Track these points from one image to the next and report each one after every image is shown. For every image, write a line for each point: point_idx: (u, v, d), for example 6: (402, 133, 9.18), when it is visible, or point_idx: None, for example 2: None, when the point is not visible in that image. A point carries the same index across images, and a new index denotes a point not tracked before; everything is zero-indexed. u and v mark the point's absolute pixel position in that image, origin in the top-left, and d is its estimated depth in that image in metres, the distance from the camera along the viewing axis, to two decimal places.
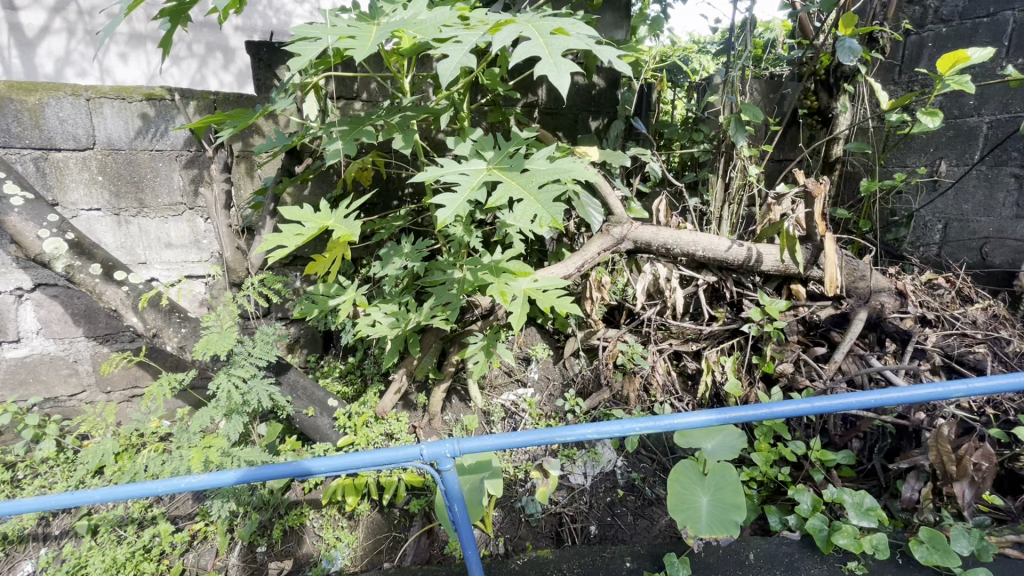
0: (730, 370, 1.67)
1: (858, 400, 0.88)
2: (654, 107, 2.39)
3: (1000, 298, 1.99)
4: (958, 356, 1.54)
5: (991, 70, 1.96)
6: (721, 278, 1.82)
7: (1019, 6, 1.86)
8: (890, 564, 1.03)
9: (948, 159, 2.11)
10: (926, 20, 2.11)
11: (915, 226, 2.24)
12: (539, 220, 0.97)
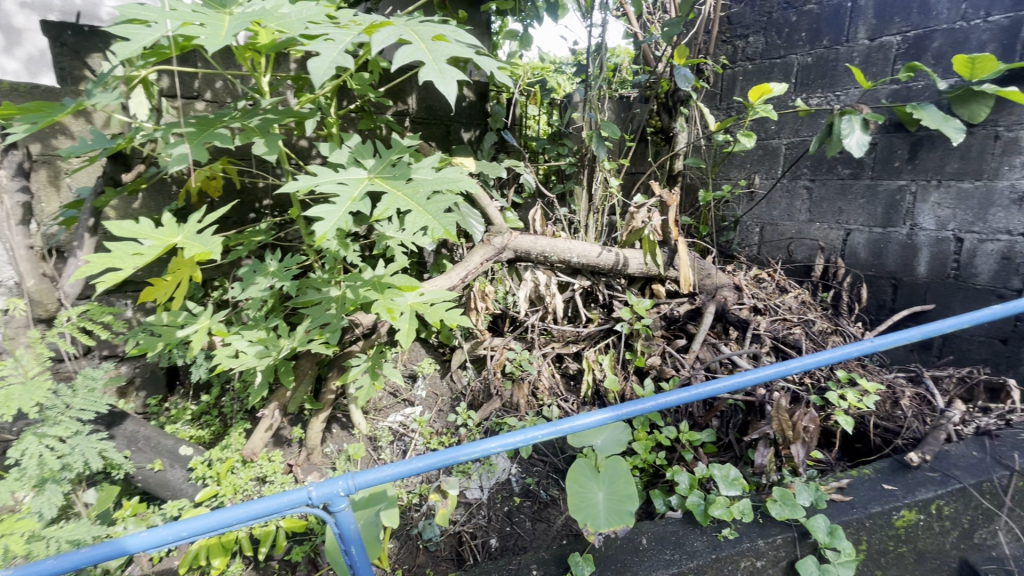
0: (608, 367, 1.78)
1: (722, 384, 0.99)
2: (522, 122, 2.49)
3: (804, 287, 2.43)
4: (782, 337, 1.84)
5: (785, 101, 2.40)
6: (593, 282, 1.95)
7: (800, 52, 2.32)
8: (755, 525, 1.16)
9: (760, 173, 2.54)
10: (737, 57, 2.56)
11: (740, 229, 2.68)
12: (431, 230, 0.93)
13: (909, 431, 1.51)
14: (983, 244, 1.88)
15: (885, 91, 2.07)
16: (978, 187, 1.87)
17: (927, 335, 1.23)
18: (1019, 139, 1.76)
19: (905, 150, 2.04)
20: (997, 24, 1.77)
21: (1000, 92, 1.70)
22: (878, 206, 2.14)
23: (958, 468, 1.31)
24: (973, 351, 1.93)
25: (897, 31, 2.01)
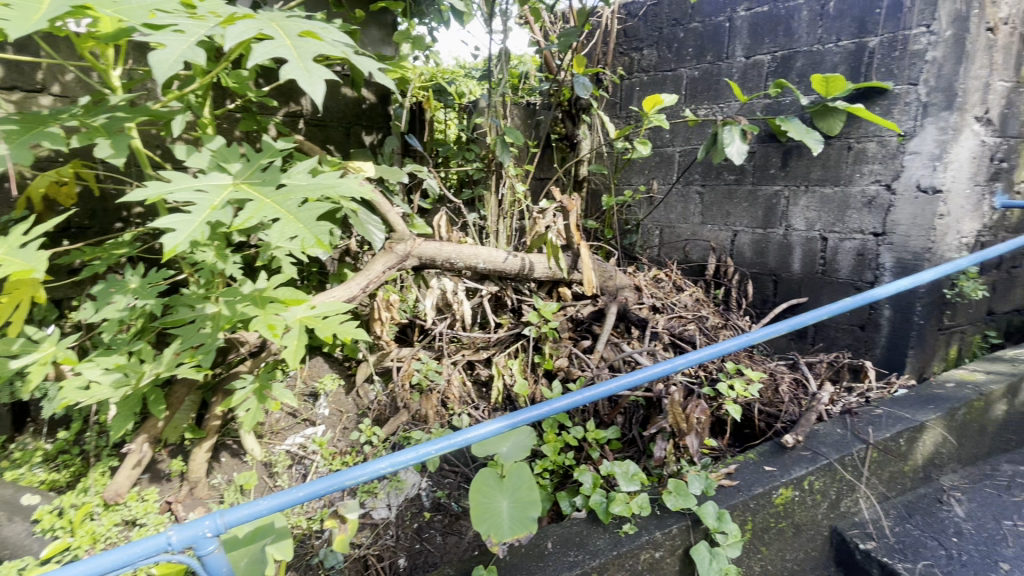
0: (517, 372, 1.78)
1: (611, 385, 1.02)
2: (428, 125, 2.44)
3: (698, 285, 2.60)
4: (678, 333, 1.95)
5: (677, 112, 2.57)
6: (501, 287, 1.95)
7: (688, 66, 2.50)
8: (652, 517, 1.21)
9: (657, 179, 2.70)
10: (633, 69, 2.72)
11: (642, 232, 2.83)
12: (300, 239, 0.88)
13: (786, 414, 1.65)
14: (843, 243, 2.12)
15: (759, 105, 2.28)
16: (837, 191, 2.11)
17: (792, 328, 1.33)
18: (866, 150, 2.01)
19: (778, 159, 2.26)
20: (846, 48, 2.02)
21: (849, 108, 1.95)
22: (759, 209, 2.35)
23: (826, 445, 1.45)
24: (839, 337, 2.17)
25: (768, 51, 2.23)
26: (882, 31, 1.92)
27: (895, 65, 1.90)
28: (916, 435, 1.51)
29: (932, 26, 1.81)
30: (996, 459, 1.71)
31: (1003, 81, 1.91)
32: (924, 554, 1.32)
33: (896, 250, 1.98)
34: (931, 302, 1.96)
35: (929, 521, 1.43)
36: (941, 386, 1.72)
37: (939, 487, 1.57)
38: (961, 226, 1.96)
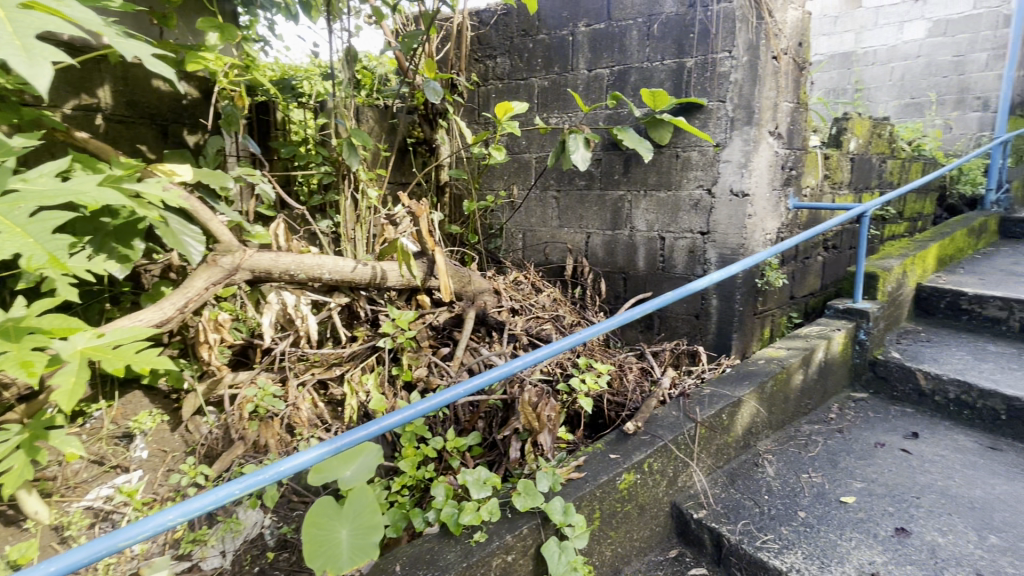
0: (373, 387, 1.69)
1: (443, 396, 0.99)
2: (276, 128, 2.33)
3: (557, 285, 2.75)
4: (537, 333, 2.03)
5: (530, 119, 2.69)
6: (353, 298, 1.86)
7: (539, 76, 2.62)
8: (503, 521, 1.22)
9: (517, 184, 2.80)
10: (488, 76, 2.78)
11: (506, 235, 2.89)
12: (28, 253, 0.95)
13: (632, 402, 1.78)
14: (677, 241, 2.36)
15: (602, 115, 2.46)
16: (669, 196, 2.35)
17: (624, 323, 1.37)
18: (690, 158, 2.26)
19: (621, 165, 2.46)
20: (670, 67, 2.26)
21: (673, 121, 2.20)
22: (607, 212, 2.54)
23: (662, 427, 1.59)
24: (679, 326, 2.42)
25: (607, 65, 2.41)
26: (696, 53, 2.18)
27: (708, 84, 2.17)
28: (735, 409, 1.72)
29: (733, 51, 2.09)
30: (798, 422, 2.01)
31: (788, 101, 2.28)
32: (743, 514, 1.50)
33: (719, 246, 2.26)
34: (746, 290, 2.27)
35: (748, 484, 1.64)
36: (754, 363, 1.99)
37: (756, 452, 1.81)
38: (765, 225, 2.29)
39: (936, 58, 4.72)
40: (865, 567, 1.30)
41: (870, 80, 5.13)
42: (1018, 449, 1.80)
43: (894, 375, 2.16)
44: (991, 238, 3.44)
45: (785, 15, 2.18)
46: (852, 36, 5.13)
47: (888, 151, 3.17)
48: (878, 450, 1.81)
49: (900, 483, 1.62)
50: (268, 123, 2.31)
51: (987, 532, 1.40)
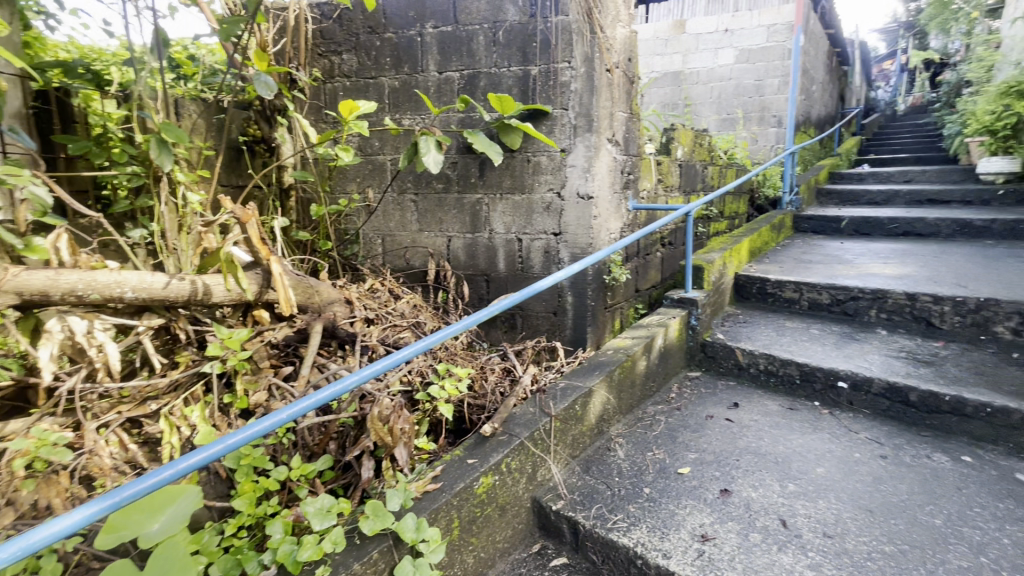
0: (199, 420, 1.49)
1: (255, 429, 0.94)
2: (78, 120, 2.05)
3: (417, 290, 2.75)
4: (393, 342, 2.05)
5: (380, 120, 2.64)
6: (170, 319, 1.61)
7: (388, 76, 2.57)
8: (350, 548, 1.14)
9: (372, 188, 2.73)
10: (334, 73, 2.66)
11: (362, 241, 2.81)
12: None
13: (491, 404, 1.81)
14: (533, 242, 2.47)
15: (455, 118, 2.49)
16: (523, 199, 2.45)
17: (468, 328, 1.36)
18: (540, 163, 2.38)
19: (476, 169, 2.50)
20: (517, 73, 2.34)
21: (520, 126, 2.27)
22: (466, 216, 2.56)
23: (519, 425, 1.62)
24: (539, 324, 2.52)
25: (456, 69, 2.43)
26: (539, 61, 2.29)
27: (551, 92, 2.29)
28: (587, 399, 1.82)
29: (572, 62, 2.24)
30: (644, 404, 2.20)
31: (622, 111, 2.52)
32: (596, 499, 1.59)
33: (570, 246, 2.41)
34: (596, 286, 2.44)
35: (601, 469, 1.74)
36: (604, 353, 2.13)
37: (609, 437, 1.94)
38: (610, 225, 2.51)
39: (743, 81, 5.57)
40: (696, 529, 1.45)
41: (695, 97, 5.87)
42: (809, 406, 2.17)
43: (719, 353, 2.48)
44: (787, 233, 4.14)
45: (614, 32, 2.43)
46: (679, 58, 5.83)
47: (709, 158, 3.65)
48: (708, 421, 2.05)
49: (724, 449, 1.84)
50: (69, 115, 2.05)
51: (788, 481, 1.65)
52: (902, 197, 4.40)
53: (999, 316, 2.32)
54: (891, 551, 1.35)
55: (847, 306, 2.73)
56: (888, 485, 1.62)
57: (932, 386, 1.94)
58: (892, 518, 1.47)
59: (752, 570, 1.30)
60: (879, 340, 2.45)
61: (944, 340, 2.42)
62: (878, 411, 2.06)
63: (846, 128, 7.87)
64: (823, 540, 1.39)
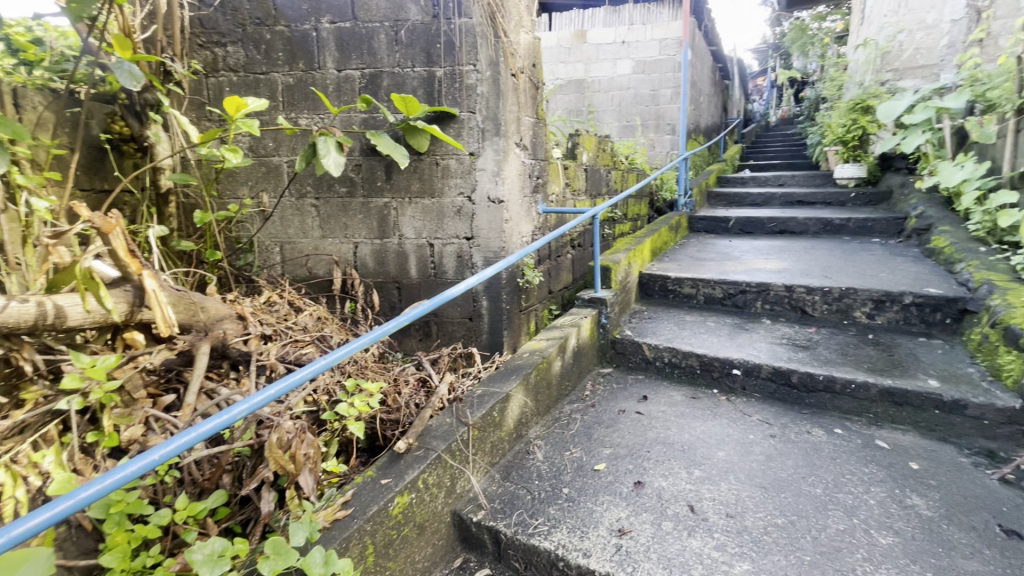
0: (54, 466, 1.26)
1: (125, 472, 0.80)
2: None
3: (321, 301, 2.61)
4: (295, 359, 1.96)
5: (274, 119, 2.45)
6: (10, 350, 1.34)
7: (281, 71, 2.40)
8: None
9: (267, 192, 2.53)
10: (218, 66, 2.43)
11: (258, 250, 2.60)
12: None
13: (406, 418, 1.74)
14: (445, 247, 2.49)
15: (357, 118, 2.40)
16: (433, 203, 2.44)
17: (375, 341, 1.26)
18: (449, 166, 2.38)
19: (382, 172, 2.44)
20: (421, 75, 2.32)
21: (426, 129, 2.25)
22: (373, 220, 2.50)
23: (436, 438, 1.57)
24: (455, 330, 2.51)
25: (356, 67, 2.34)
26: (444, 63, 2.28)
27: (457, 95, 2.30)
28: (504, 404, 1.81)
29: (477, 65, 2.26)
30: (561, 404, 2.24)
31: (528, 116, 2.58)
32: (517, 505, 1.58)
33: (483, 251, 2.46)
34: (510, 289, 2.47)
35: (521, 474, 1.74)
36: (520, 356, 2.13)
37: (527, 441, 1.94)
38: (521, 229, 2.57)
39: (640, 91, 5.93)
40: (614, 524, 1.48)
41: (598, 104, 6.14)
42: (709, 394, 2.34)
43: (628, 349, 2.59)
44: (684, 233, 4.46)
45: (518, 37, 2.47)
46: (582, 67, 6.07)
47: (612, 163, 3.83)
48: (621, 416, 2.13)
49: (637, 442, 1.92)
50: None
51: (694, 467, 1.76)
52: (777, 199, 4.92)
53: (857, 303, 2.65)
54: (782, 523, 1.48)
55: (736, 299, 2.98)
56: (778, 461, 1.78)
57: (808, 368, 2.17)
58: (783, 492, 1.62)
59: (666, 558, 1.35)
60: (765, 329, 2.70)
61: (816, 326, 2.73)
62: (767, 394, 2.26)
63: (729, 136, 8.67)
64: (726, 521, 1.49)
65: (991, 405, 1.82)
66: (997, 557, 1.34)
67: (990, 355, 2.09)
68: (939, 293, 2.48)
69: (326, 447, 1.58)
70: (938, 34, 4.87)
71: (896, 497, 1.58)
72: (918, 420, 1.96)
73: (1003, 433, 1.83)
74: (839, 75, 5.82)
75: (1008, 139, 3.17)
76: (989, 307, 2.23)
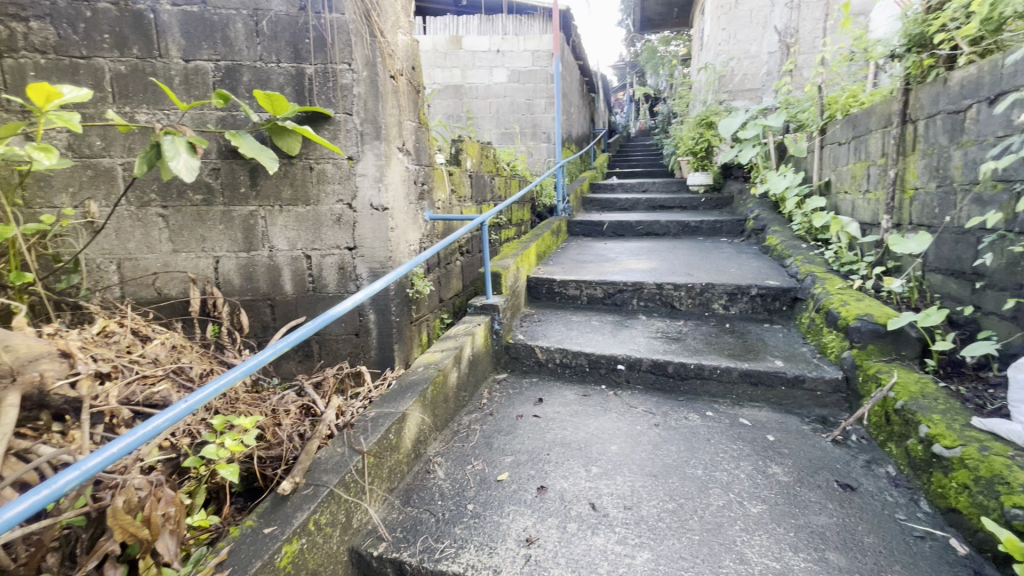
0: None
1: None
2: None
3: (176, 326, 2.26)
4: (144, 400, 1.66)
5: (101, 113, 2.06)
6: None
7: (108, 57, 2.03)
8: None
9: (96, 200, 2.12)
10: (17, 44, 1.98)
11: (87, 270, 2.17)
12: None
13: (289, 452, 1.56)
14: (325, 259, 2.33)
15: (212, 116, 2.13)
16: (309, 211, 2.27)
17: (248, 374, 1.09)
18: (325, 171, 2.24)
19: (246, 177, 2.20)
20: (288, 71, 2.14)
21: (297, 129, 2.06)
22: (238, 232, 2.24)
23: (326, 473, 1.43)
24: (340, 348, 2.34)
25: (208, 58, 2.08)
26: (314, 60, 2.15)
27: (332, 95, 2.18)
28: (401, 424, 1.71)
29: (352, 65, 2.17)
30: (459, 416, 2.19)
31: (410, 120, 2.51)
32: (421, 531, 1.50)
33: (367, 261, 2.35)
34: (399, 301, 2.37)
35: (422, 496, 1.66)
36: (414, 372, 2.02)
37: (427, 459, 1.87)
38: (408, 237, 2.51)
39: (516, 99, 6.11)
40: (522, 535, 1.47)
41: (476, 111, 6.19)
42: (599, 390, 2.45)
43: (521, 354, 2.63)
44: (564, 237, 4.67)
45: (396, 38, 2.38)
46: (459, 72, 6.07)
47: (494, 169, 3.88)
48: (519, 421, 2.14)
49: (536, 446, 1.94)
50: None
51: (591, 464, 1.82)
52: (643, 204, 5.38)
53: (715, 296, 2.99)
54: (672, 507, 1.59)
55: (616, 298, 3.19)
56: (664, 449, 1.92)
57: (681, 358, 2.39)
58: (671, 477, 1.74)
59: (574, 560, 1.37)
60: (642, 325, 2.92)
61: (684, 318, 3.02)
62: (648, 385, 2.44)
63: (597, 145, 9.31)
64: (624, 513, 1.57)
65: (822, 377, 2.16)
66: (838, 508, 1.58)
67: (817, 335, 2.49)
68: (777, 284, 2.89)
69: (190, 499, 1.35)
70: (759, 63, 5.88)
71: (760, 468, 1.80)
72: (770, 396, 2.26)
73: (832, 401, 2.17)
74: (684, 93, 6.37)
75: (815, 153, 3.82)
76: (813, 294, 2.65)
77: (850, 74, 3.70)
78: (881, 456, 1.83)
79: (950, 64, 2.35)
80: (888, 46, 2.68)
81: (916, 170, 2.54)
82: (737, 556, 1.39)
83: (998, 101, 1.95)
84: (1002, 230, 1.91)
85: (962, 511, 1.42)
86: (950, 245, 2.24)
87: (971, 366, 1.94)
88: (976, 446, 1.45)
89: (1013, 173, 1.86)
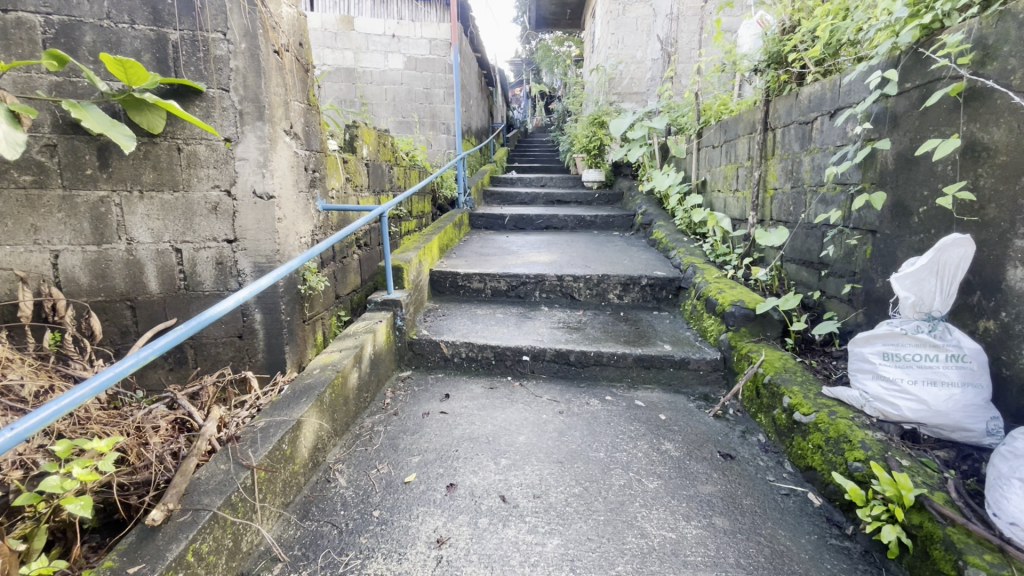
0: None
1: None
2: None
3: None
4: None
5: None
6: None
7: None
8: None
9: None
10: None
11: None
12: None
13: (159, 475, 1.37)
14: (199, 252, 2.06)
15: (43, 81, 1.78)
16: (177, 198, 1.99)
17: (99, 391, 0.91)
18: (196, 153, 1.98)
19: (93, 155, 1.86)
20: (145, 34, 1.85)
21: (159, 104, 1.78)
22: (84, 221, 1.90)
23: (207, 494, 1.27)
24: (220, 352, 2.10)
25: (35, 9, 1.74)
26: (180, 25, 1.88)
27: (202, 67, 1.93)
28: (295, 433, 1.58)
29: (227, 34, 1.94)
30: (359, 418, 2.07)
31: (297, 101, 2.31)
32: (322, 545, 1.39)
33: (251, 255, 2.13)
34: (290, 298, 2.18)
35: (322, 508, 1.54)
36: (310, 375, 1.87)
37: (326, 468, 1.74)
38: (298, 228, 2.31)
39: (413, 87, 5.92)
40: (431, 536, 1.43)
41: (370, 96, 5.90)
42: (505, 382, 2.47)
43: (426, 349, 2.56)
44: (466, 230, 4.62)
45: (281, 10, 2.16)
46: (351, 55, 5.74)
47: (393, 159, 3.73)
48: (425, 419, 2.08)
49: (443, 443, 1.90)
50: None
51: (500, 457, 1.82)
52: (541, 198, 5.48)
53: (610, 286, 3.15)
54: (578, 491, 1.65)
55: (519, 290, 3.23)
56: (568, 435, 1.98)
57: (582, 347, 2.48)
58: (576, 462, 1.80)
59: (487, 556, 1.36)
60: (544, 315, 2.99)
61: (583, 308, 3.14)
62: (551, 373, 2.51)
63: (496, 139, 9.33)
64: (533, 502, 1.59)
65: (703, 358, 2.38)
66: (721, 476, 1.75)
67: (698, 320, 2.73)
68: (664, 275, 3.13)
69: (25, 544, 1.10)
70: (644, 68, 6.33)
71: (655, 446, 1.92)
72: (660, 378, 2.43)
73: (712, 379, 2.40)
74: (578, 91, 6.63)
75: (693, 155, 4.20)
76: (694, 283, 2.90)
77: (721, 84, 4.10)
78: (752, 426, 2.06)
79: (799, 80, 2.70)
80: (753, 61, 3.00)
81: (775, 172, 2.87)
82: (638, 532, 1.48)
83: (836, 114, 2.27)
84: (840, 226, 2.23)
85: (816, 468, 1.64)
86: (802, 238, 2.58)
87: (818, 343, 2.25)
88: (826, 412, 1.68)
89: (847, 177, 2.19)
